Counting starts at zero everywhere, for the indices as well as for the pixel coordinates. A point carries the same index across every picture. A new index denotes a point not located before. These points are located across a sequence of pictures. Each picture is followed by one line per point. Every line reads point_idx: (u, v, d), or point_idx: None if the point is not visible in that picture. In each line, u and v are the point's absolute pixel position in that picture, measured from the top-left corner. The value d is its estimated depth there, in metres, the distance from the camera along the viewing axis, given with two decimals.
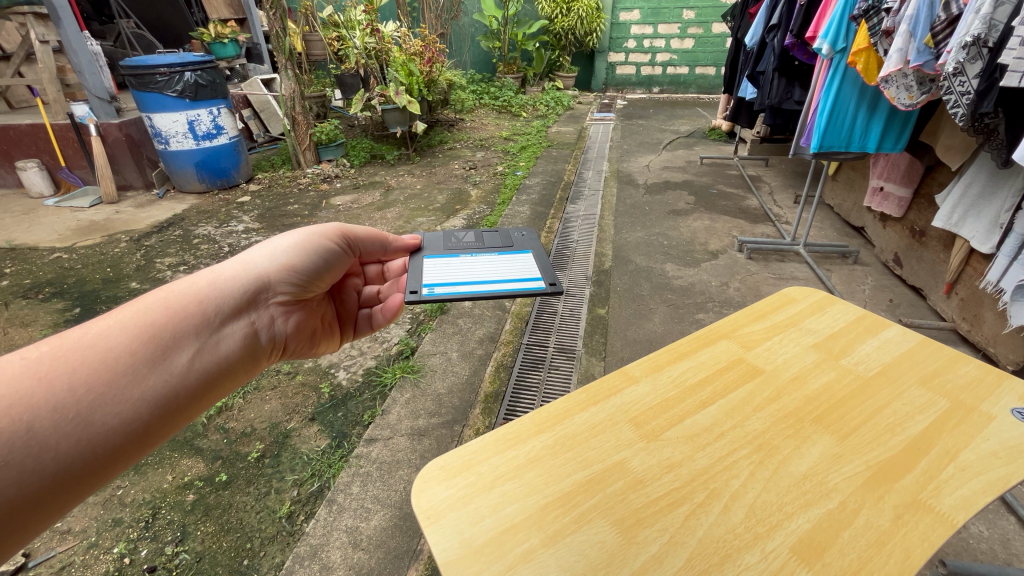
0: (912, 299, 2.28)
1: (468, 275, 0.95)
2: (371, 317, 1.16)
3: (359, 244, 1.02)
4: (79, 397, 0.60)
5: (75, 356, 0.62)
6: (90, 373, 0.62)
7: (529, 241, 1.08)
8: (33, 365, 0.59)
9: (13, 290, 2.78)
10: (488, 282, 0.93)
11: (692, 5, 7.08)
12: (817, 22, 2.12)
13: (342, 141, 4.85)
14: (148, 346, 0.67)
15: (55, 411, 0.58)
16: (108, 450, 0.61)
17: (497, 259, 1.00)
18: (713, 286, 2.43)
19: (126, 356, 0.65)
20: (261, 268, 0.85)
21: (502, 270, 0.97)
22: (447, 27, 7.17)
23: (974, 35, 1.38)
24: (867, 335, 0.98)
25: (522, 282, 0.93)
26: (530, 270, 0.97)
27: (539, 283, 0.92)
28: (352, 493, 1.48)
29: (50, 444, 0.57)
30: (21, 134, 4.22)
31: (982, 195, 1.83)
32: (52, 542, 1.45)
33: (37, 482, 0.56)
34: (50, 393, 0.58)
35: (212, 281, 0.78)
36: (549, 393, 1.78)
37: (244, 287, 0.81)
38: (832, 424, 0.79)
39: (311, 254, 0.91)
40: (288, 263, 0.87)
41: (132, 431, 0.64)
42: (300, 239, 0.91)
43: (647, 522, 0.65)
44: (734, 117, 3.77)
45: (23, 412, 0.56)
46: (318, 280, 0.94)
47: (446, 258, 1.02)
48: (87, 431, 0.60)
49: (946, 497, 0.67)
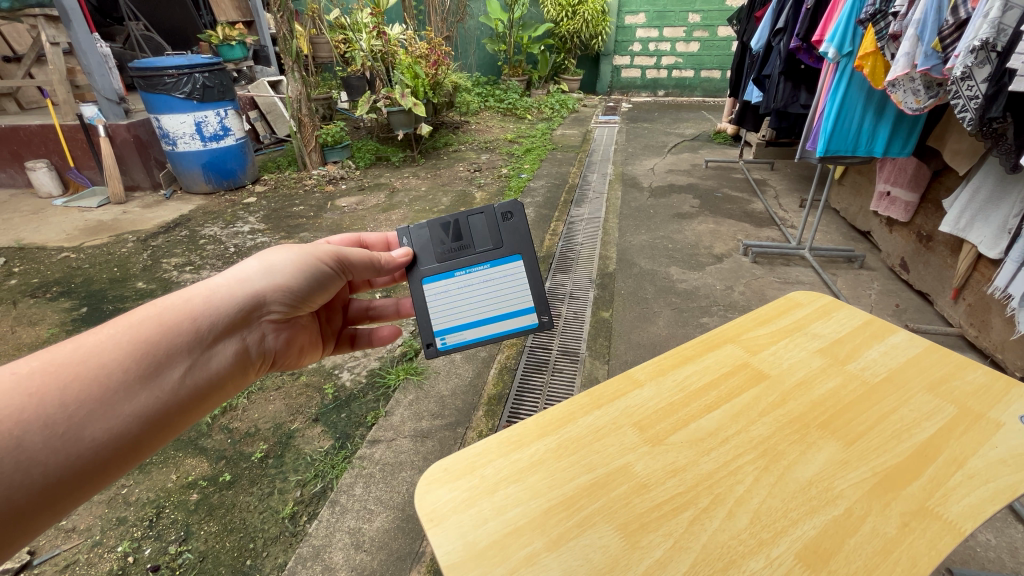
0: (918, 304, 2.26)
1: (472, 309, 0.95)
2: (355, 336, 1.16)
3: (353, 267, 0.96)
4: (71, 413, 0.62)
5: (69, 373, 0.63)
6: (82, 389, 0.63)
7: (519, 232, 0.95)
8: (25, 381, 0.60)
9: (21, 289, 2.80)
10: (492, 321, 0.95)
11: (698, 8, 7.06)
12: (823, 26, 2.11)
13: (348, 142, 4.92)
14: (140, 363, 0.68)
15: (46, 427, 0.60)
16: (95, 463, 0.63)
17: (494, 279, 0.94)
18: (717, 290, 2.43)
19: (119, 371, 0.66)
20: (258, 286, 0.84)
21: (501, 296, 0.95)
22: (453, 30, 7.20)
23: (982, 39, 1.37)
24: (873, 341, 0.98)
25: (517, 315, 0.95)
26: (523, 291, 0.95)
27: (532, 318, 0.95)
28: (355, 495, 1.48)
29: (40, 459, 0.59)
30: (30, 134, 4.27)
31: (990, 201, 1.82)
32: (57, 540, 1.46)
33: (27, 496, 0.58)
34: (43, 410, 0.60)
35: (208, 297, 0.78)
36: (552, 395, 1.78)
37: (240, 305, 0.81)
38: (837, 430, 0.78)
39: (308, 275, 0.89)
40: (285, 283, 0.86)
41: (120, 446, 0.66)
42: (298, 258, 0.88)
43: (651, 527, 0.64)
44: (739, 120, 3.74)
45: (15, 428, 0.57)
46: (313, 300, 0.93)
47: (442, 279, 0.94)
48: (76, 446, 0.62)
49: (953, 505, 0.67)
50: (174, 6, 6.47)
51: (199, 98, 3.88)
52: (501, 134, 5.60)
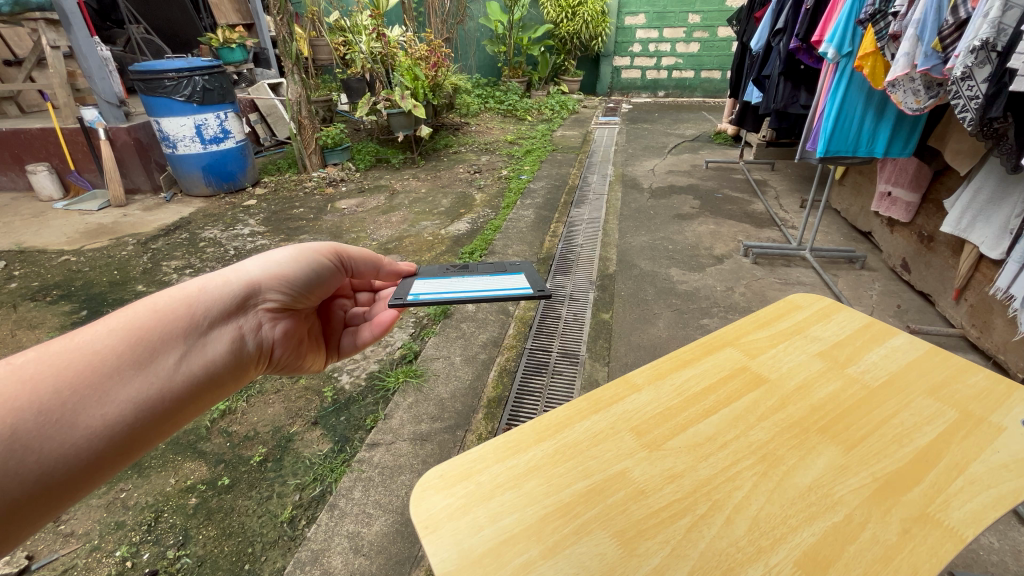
0: (920, 304, 2.25)
1: (453, 289, 0.93)
2: (356, 334, 1.11)
3: (353, 263, 1.01)
4: (65, 399, 0.61)
5: (63, 360, 0.63)
6: (76, 376, 0.63)
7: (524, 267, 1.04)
8: (19, 371, 0.60)
9: (21, 292, 2.81)
10: (470, 293, 0.90)
11: (697, 9, 7.06)
12: (823, 26, 2.10)
13: (348, 144, 4.92)
14: (135, 349, 0.68)
15: (40, 414, 0.59)
16: (90, 455, 0.62)
17: (487, 280, 0.96)
18: (718, 292, 2.42)
19: (113, 358, 0.66)
20: (253, 275, 0.85)
21: (488, 285, 0.93)
22: (453, 31, 7.21)
23: (982, 39, 1.37)
24: (873, 344, 0.97)
25: (511, 290, 0.91)
26: (519, 281, 0.95)
27: (528, 290, 0.91)
28: (354, 498, 1.47)
29: (34, 447, 0.58)
30: (31, 137, 4.28)
31: (991, 201, 1.81)
32: (55, 544, 1.45)
33: (21, 487, 0.57)
34: (37, 397, 0.59)
35: (203, 287, 0.78)
36: (551, 399, 1.77)
37: (235, 293, 0.81)
38: (837, 435, 0.77)
39: (303, 266, 0.91)
40: (279, 272, 0.87)
41: (115, 436, 0.64)
42: (296, 252, 0.91)
43: (649, 534, 0.63)
44: (739, 121, 3.71)
45: (9, 414, 0.56)
46: (309, 293, 0.94)
47: (438, 278, 1.00)
48: (71, 434, 0.61)
49: (954, 511, 0.66)
50: (173, 9, 6.45)
51: (199, 101, 3.88)
52: (501, 136, 5.60)
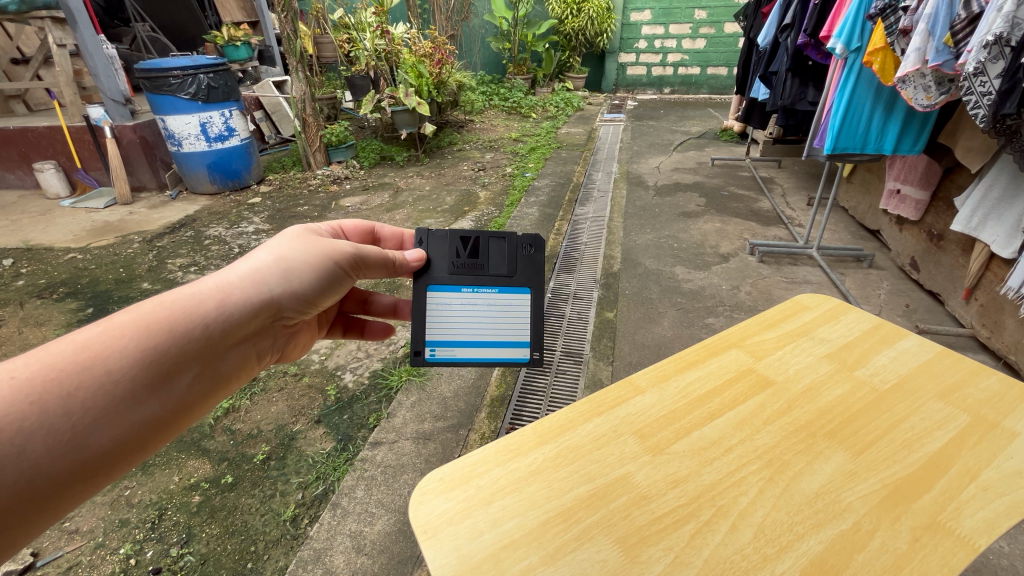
0: (929, 304, 2.22)
1: (471, 330, 0.91)
2: (352, 323, 1.11)
3: (368, 269, 0.89)
4: (75, 420, 0.60)
5: (72, 381, 0.60)
6: (88, 398, 0.61)
7: (534, 265, 0.93)
8: (27, 389, 0.58)
9: (29, 290, 2.82)
10: (490, 346, 0.92)
11: (704, 5, 7.00)
12: (831, 21, 2.06)
13: (353, 142, 4.90)
14: (149, 371, 0.66)
15: (48, 434, 0.58)
16: (99, 469, 0.62)
17: (495, 303, 0.92)
18: (724, 290, 2.39)
19: (126, 380, 0.64)
20: (274, 291, 0.79)
21: (500, 326, 0.92)
22: (458, 28, 7.19)
23: (996, 34, 1.34)
24: (883, 345, 0.95)
25: (512, 346, 0.92)
26: (521, 326, 0.93)
27: (524, 351, 0.93)
28: (356, 497, 1.46)
29: (43, 466, 0.58)
30: (38, 136, 4.31)
31: (1004, 199, 1.78)
32: (60, 541, 1.46)
33: (30, 501, 0.57)
34: (46, 417, 0.58)
35: (222, 302, 0.73)
36: (555, 399, 1.76)
37: (254, 312, 0.76)
38: (845, 439, 0.76)
39: (322, 279, 0.84)
40: (299, 288, 0.81)
41: (125, 449, 0.65)
42: (315, 259, 0.83)
43: (651, 541, 0.62)
44: (745, 118, 3.68)
45: (16, 437, 0.56)
46: (326, 299, 0.88)
47: (448, 292, 0.90)
48: (81, 453, 0.61)
49: (966, 519, 0.64)
50: (179, 7, 6.47)
51: (204, 99, 3.89)
52: (505, 133, 5.59)
